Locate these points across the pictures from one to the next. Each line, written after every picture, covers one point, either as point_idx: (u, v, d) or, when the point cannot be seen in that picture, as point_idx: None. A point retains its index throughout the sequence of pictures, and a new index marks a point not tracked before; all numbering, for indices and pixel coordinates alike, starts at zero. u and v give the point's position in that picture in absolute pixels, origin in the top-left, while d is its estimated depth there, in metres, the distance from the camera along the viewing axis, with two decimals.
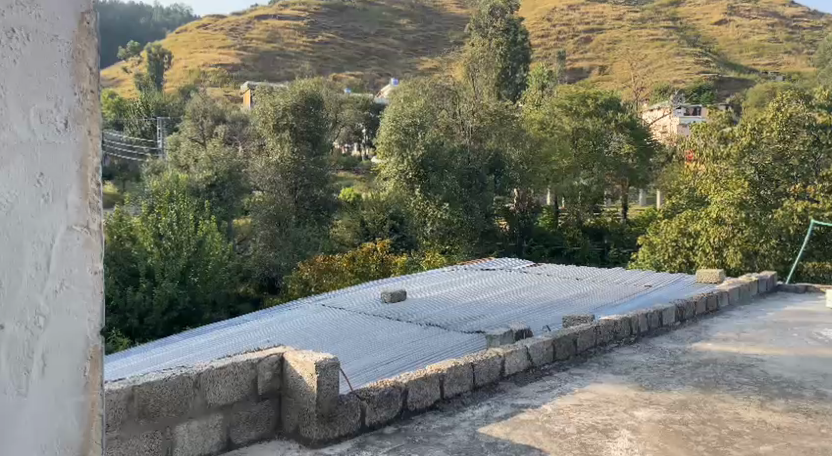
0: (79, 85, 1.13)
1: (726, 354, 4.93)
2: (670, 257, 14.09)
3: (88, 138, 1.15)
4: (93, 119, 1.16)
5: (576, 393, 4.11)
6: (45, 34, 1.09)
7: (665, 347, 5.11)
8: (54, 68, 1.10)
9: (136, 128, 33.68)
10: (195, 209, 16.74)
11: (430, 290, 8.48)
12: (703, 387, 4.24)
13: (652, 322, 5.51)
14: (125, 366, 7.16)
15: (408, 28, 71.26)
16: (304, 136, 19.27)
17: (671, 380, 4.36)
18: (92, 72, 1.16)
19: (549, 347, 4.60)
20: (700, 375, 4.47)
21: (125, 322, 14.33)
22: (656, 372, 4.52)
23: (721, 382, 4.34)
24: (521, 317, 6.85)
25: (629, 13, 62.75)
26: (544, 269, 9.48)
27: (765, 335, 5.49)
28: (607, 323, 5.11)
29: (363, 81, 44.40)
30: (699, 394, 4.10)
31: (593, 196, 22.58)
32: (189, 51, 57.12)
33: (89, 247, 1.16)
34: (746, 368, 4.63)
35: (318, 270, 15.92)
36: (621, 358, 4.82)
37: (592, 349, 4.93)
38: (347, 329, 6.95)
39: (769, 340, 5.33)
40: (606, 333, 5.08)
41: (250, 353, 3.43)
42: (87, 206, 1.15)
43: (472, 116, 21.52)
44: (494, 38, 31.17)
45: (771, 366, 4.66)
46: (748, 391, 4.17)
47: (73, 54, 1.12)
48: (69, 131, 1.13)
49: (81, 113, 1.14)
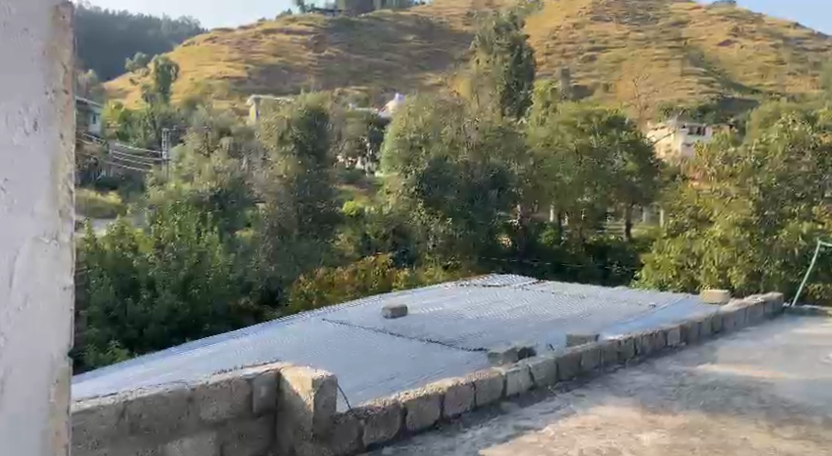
0: (52, 83, 0.98)
1: (732, 377, 4.86)
2: (674, 277, 13.88)
3: (61, 141, 1.00)
4: (66, 119, 1.00)
5: (580, 415, 4.04)
6: (11, 17, 0.94)
7: (670, 368, 5.05)
8: (27, 63, 0.95)
9: (142, 138, 33.88)
10: (198, 220, 16.76)
11: (432, 305, 8.43)
12: (709, 410, 4.17)
13: (657, 342, 5.45)
14: (121, 380, 7.09)
15: (414, 43, 71.51)
16: (310, 150, 19.39)
17: (676, 403, 4.29)
18: (67, 66, 1.00)
19: (551, 365, 4.55)
20: (706, 398, 4.39)
21: (125, 333, 14.22)
22: (661, 395, 4.45)
23: (727, 406, 4.26)
24: (524, 335, 6.79)
25: (633, 33, 63.10)
26: (546, 286, 9.40)
27: (771, 358, 5.42)
28: (612, 343, 5.05)
29: (368, 95, 44.61)
30: (706, 418, 4.03)
31: (597, 214, 22.56)
32: (196, 63, 57.56)
33: (57, 276, 1.01)
34: (754, 391, 4.56)
35: (320, 287, 16.13)
36: (625, 378, 4.77)
37: (596, 369, 4.87)
38: (347, 344, 6.90)
39: (776, 363, 5.25)
40: (611, 353, 5.02)
41: (246, 369, 3.38)
42: (59, 227, 1.01)
43: (477, 131, 21.22)
44: (500, 56, 31.44)
45: (777, 390, 4.59)
46: (756, 415, 4.10)
47: (44, 48, 0.97)
48: (41, 133, 0.97)
49: (53, 112, 0.98)
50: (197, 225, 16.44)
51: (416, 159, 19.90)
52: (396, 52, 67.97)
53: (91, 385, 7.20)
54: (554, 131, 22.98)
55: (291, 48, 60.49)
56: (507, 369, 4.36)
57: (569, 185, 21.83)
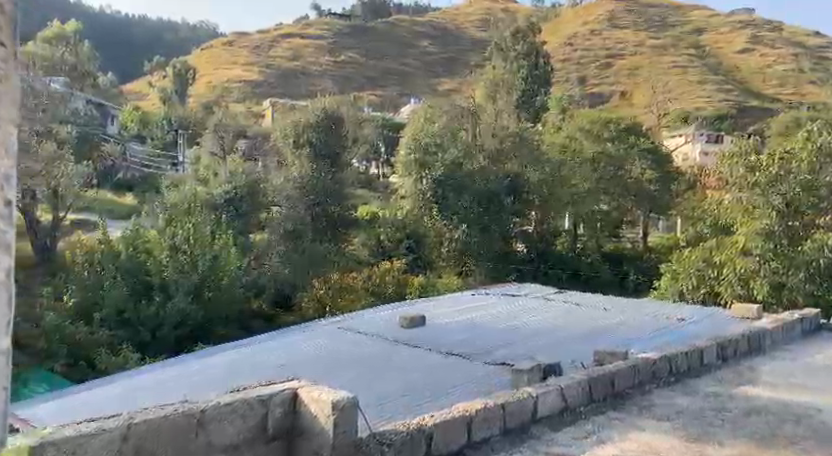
0: None
1: (777, 401, 4.67)
2: (693, 287, 13.79)
3: None
4: None
5: (617, 442, 3.87)
6: None
7: (709, 390, 4.85)
8: None
9: (159, 140, 34.01)
10: (212, 224, 16.76)
11: (451, 315, 8.26)
12: (756, 440, 3.98)
13: (693, 361, 5.26)
14: (132, 387, 6.97)
15: (429, 49, 71.48)
16: (323, 155, 19.66)
17: (721, 430, 4.10)
18: None
19: (583, 386, 4.36)
20: (753, 425, 4.20)
21: (137, 335, 14.13)
22: (704, 420, 4.26)
23: (776, 435, 4.07)
24: (547, 349, 6.59)
25: (650, 40, 62.86)
26: (567, 297, 9.20)
27: (814, 380, 5.21)
28: (646, 362, 4.88)
29: (383, 101, 44.67)
30: (755, 449, 3.84)
31: (612, 222, 22.36)
32: (213, 67, 57.87)
33: None
34: (803, 419, 4.36)
35: (333, 289, 15.93)
36: (662, 400, 4.58)
37: (629, 390, 4.69)
38: (363, 355, 6.74)
39: (820, 387, 5.04)
40: (645, 373, 4.84)
41: (261, 389, 3.25)
42: None
43: (494, 138, 21.24)
44: (516, 62, 31.41)
45: (827, 418, 4.38)
46: (809, 448, 3.90)
47: None
48: None
49: None
50: (210, 229, 16.39)
51: (431, 164, 19.84)
52: (411, 57, 68.00)
53: (100, 393, 7.07)
54: (570, 137, 22.74)
55: (307, 52, 60.74)
56: (537, 389, 4.18)
57: (585, 191, 21.42)
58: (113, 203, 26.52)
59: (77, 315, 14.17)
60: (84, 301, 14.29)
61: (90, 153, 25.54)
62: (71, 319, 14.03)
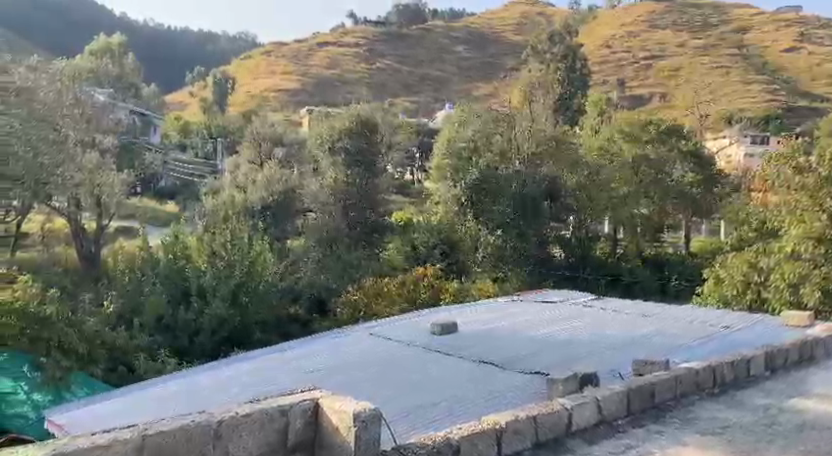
0: None
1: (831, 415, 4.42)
2: (739, 293, 13.45)
3: None
4: None
5: None
6: None
7: (757, 402, 4.63)
8: None
9: (200, 149, 34.54)
10: (249, 231, 16.88)
11: (486, 322, 8.10)
12: None
13: (738, 371, 5.04)
14: (167, 392, 6.96)
15: (465, 54, 71.38)
16: (356, 161, 19.42)
17: (771, 447, 3.89)
18: None
19: (621, 397, 4.19)
20: (807, 441, 3.97)
21: (176, 341, 14.22)
22: (752, 436, 4.05)
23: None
24: (585, 357, 6.40)
25: (692, 41, 61.83)
26: (606, 303, 8.98)
27: None
28: (688, 372, 4.69)
29: (419, 108, 44.71)
30: None
31: (653, 226, 22.04)
32: (252, 77, 58.66)
33: None
34: None
35: (367, 296, 15.86)
36: (707, 413, 4.37)
37: (670, 401, 4.50)
38: (397, 362, 6.63)
39: None
40: (687, 384, 4.65)
41: (282, 398, 3.19)
42: None
43: (530, 141, 20.74)
44: (553, 65, 31.17)
45: None
46: None
47: None
48: None
49: None
50: (247, 235, 16.55)
51: (466, 169, 19.62)
52: (448, 63, 67.99)
53: (134, 398, 7.07)
54: (608, 140, 22.44)
55: (344, 60, 61.19)
56: (572, 401, 4.02)
57: (624, 195, 21.27)
58: (155, 210, 26.96)
59: (117, 319, 14.32)
60: (124, 307, 14.48)
61: (133, 162, 26.01)
62: (111, 323, 14.14)
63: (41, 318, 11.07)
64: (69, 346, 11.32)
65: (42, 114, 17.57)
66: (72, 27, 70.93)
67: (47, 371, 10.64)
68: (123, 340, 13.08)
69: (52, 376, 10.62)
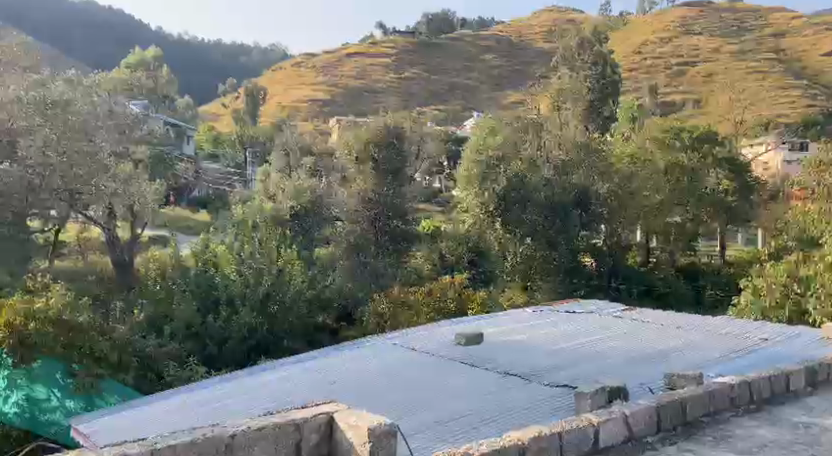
0: None
1: None
2: (779, 306, 12.88)
3: None
4: None
5: None
6: None
7: (797, 419, 4.41)
8: None
9: (232, 160, 34.85)
10: (278, 239, 16.90)
11: (513, 332, 7.94)
12: None
13: (775, 386, 4.83)
14: (191, 401, 6.93)
15: (494, 62, 71.22)
16: (385, 170, 19.07)
17: None
18: None
19: (652, 414, 4.01)
20: None
21: (205, 349, 14.19)
22: None
23: None
24: (613, 371, 6.21)
25: (726, 46, 60.89)
26: (636, 314, 8.75)
27: None
28: (723, 387, 4.48)
29: (449, 116, 44.65)
30: None
31: (688, 235, 21.69)
32: (283, 88, 59.21)
33: None
34: None
35: (395, 305, 15.69)
36: (742, 430, 4.18)
37: (704, 418, 4.29)
38: (421, 373, 6.51)
39: None
40: (722, 399, 4.44)
41: (297, 413, 3.38)
42: None
43: (559, 148, 20.60)
44: (583, 72, 30.87)
45: None
46: None
47: None
48: None
49: None
50: (275, 244, 16.58)
51: (494, 176, 19.24)
52: (477, 72, 67.86)
53: (158, 406, 7.05)
54: (641, 148, 22.10)
55: (373, 70, 61.46)
56: (601, 416, 3.87)
57: (660, 202, 20.96)
58: (188, 220, 27.23)
59: (148, 326, 14.10)
60: (154, 314, 14.30)
61: (167, 172, 26.31)
62: (143, 330, 13.89)
63: (75, 327, 11.34)
64: (101, 355, 11.57)
65: (78, 126, 17.44)
66: (109, 41, 72.25)
67: (78, 379, 10.75)
68: (153, 349, 13.01)
69: (83, 383, 10.69)
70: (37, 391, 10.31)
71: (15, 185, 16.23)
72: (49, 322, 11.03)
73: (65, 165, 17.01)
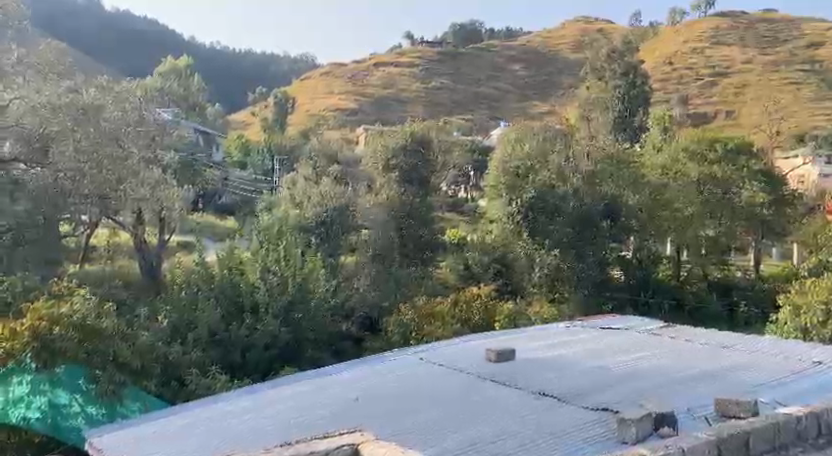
0: None
1: None
2: (821, 322, 12.44)
3: None
4: None
5: None
6: None
7: None
8: None
9: (259, 166, 35.13)
10: (303, 247, 16.86)
11: (544, 349, 7.69)
12: None
13: None
14: (206, 417, 6.70)
15: (521, 73, 70.97)
16: (410, 178, 20.16)
17: None
18: None
19: (711, 448, 4.28)
20: None
21: (228, 356, 13.87)
22: None
23: None
24: (657, 392, 5.97)
25: (759, 56, 60.15)
26: (675, 331, 8.49)
27: None
28: (788, 420, 4.69)
29: (475, 125, 44.63)
30: None
31: (721, 248, 20.92)
32: (310, 96, 59.68)
33: None
34: None
35: (419, 316, 15.45)
36: None
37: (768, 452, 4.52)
38: (450, 392, 6.28)
39: None
40: (786, 433, 4.65)
41: (328, 442, 4.18)
42: None
43: (589, 160, 20.16)
44: (612, 82, 30.68)
45: None
46: None
47: None
48: None
49: None
50: (300, 251, 16.52)
51: (522, 186, 19.17)
52: (504, 81, 67.61)
53: (172, 420, 6.80)
54: (674, 160, 21.62)
55: (401, 79, 61.71)
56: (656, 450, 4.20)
57: (690, 215, 20.28)
58: (215, 225, 27.42)
59: (171, 333, 13.59)
60: (178, 321, 13.76)
61: (195, 179, 26.50)
62: (166, 337, 13.40)
63: (97, 331, 11.06)
64: (124, 361, 11.24)
65: (110, 131, 17.51)
66: (142, 51, 72.74)
67: (101, 385, 10.54)
68: (176, 355, 12.68)
69: (107, 389, 10.56)
70: (58, 396, 10.16)
71: (46, 188, 16.45)
72: (72, 326, 10.82)
73: (94, 170, 16.95)
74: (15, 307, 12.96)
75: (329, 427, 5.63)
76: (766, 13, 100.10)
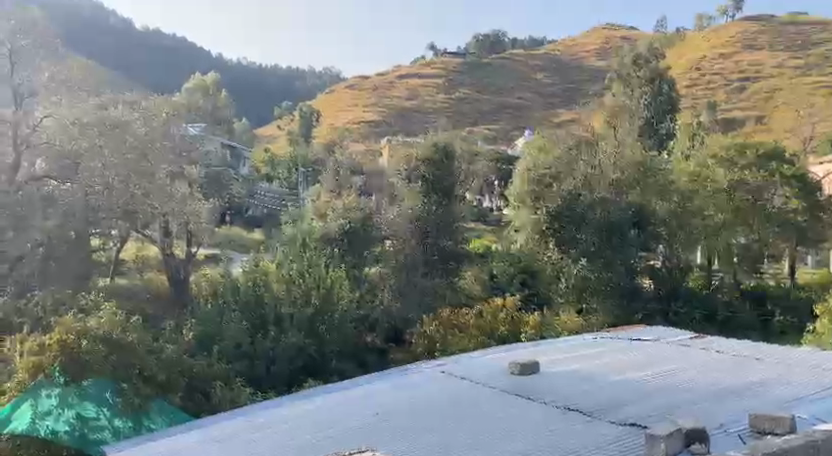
0: None
1: None
2: None
3: None
4: None
5: None
6: None
7: None
8: None
9: (285, 179, 35.29)
10: (327, 259, 16.84)
11: (570, 361, 7.49)
12: None
13: None
14: (225, 430, 6.60)
15: (546, 81, 70.66)
16: (435, 189, 19.05)
17: None
18: None
19: None
20: None
21: (254, 368, 13.80)
22: None
23: None
24: (688, 407, 5.74)
25: (789, 60, 59.15)
26: (706, 342, 8.25)
27: None
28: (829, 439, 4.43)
29: (499, 135, 44.42)
30: None
31: (752, 256, 21.12)
32: (335, 109, 59.99)
33: None
34: None
35: (443, 327, 15.21)
36: None
37: None
38: (474, 407, 6.11)
39: None
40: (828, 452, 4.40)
41: None
42: None
43: (617, 168, 19.56)
44: (639, 89, 30.35)
45: None
46: None
47: None
48: None
49: None
50: (324, 262, 16.42)
51: (547, 195, 19.00)
52: (528, 90, 67.34)
53: (192, 434, 6.72)
54: (703, 166, 21.23)
55: (425, 90, 61.79)
56: None
57: (721, 223, 20.29)
58: (241, 238, 27.53)
59: (197, 345, 13.84)
60: (203, 333, 13.98)
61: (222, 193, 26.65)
62: (191, 351, 13.52)
63: (123, 344, 10.96)
64: (150, 374, 11.19)
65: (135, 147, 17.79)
66: (171, 69, 73.86)
67: (126, 398, 10.48)
68: (201, 367, 12.59)
69: (132, 403, 10.47)
70: (86, 409, 10.09)
71: (76, 204, 16.72)
72: (98, 339, 10.73)
73: (121, 185, 17.49)
74: (44, 320, 12.93)
75: (348, 443, 5.48)
76: (795, 15, 98.52)
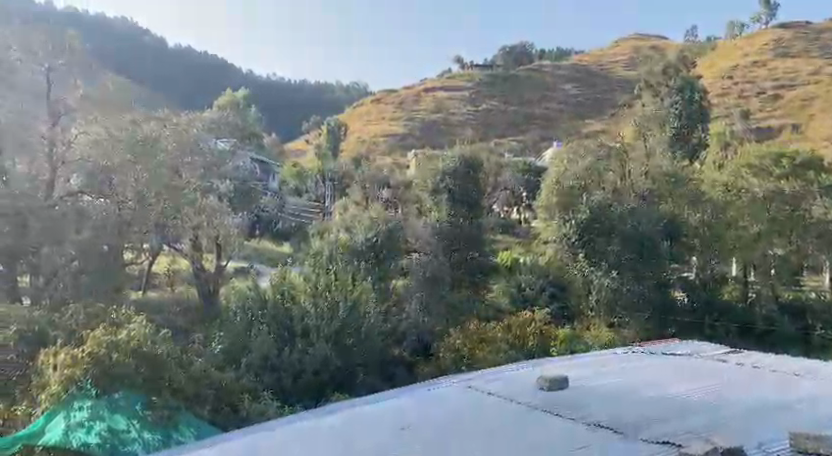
0: None
1: None
2: None
3: None
4: None
5: None
6: None
7: None
8: None
9: (313, 193, 35.43)
10: (356, 272, 16.85)
11: (601, 376, 7.32)
12: None
13: None
14: (250, 442, 6.56)
15: (574, 92, 70.19)
16: (462, 199, 19.78)
17: None
18: None
19: None
20: None
21: (282, 381, 13.76)
22: None
23: None
24: (724, 424, 5.55)
25: (825, 68, 57.94)
26: (743, 357, 8.02)
27: None
28: None
29: (527, 147, 44.11)
30: None
31: (789, 268, 19.83)
32: (362, 123, 60.21)
33: None
34: None
35: (470, 341, 15.00)
36: None
37: None
38: (501, 422, 5.99)
39: None
40: None
41: None
42: None
43: (646, 179, 20.05)
44: (669, 98, 29.96)
45: None
46: None
47: None
48: None
49: None
50: (352, 275, 16.41)
51: (577, 204, 19.04)
52: (556, 101, 66.98)
53: (216, 446, 6.68)
54: (738, 176, 20.85)
55: (452, 103, 61.79)
56: None
57: (755, 235, 19.55)
58: (270, 251, 27.59)
59: (226, 357, 13.96)
60: (232, 347, 14.08)
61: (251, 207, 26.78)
62: (220, 362, 13.63)
63: (154, 357, 11.12)
64: (179, 387, 11.25)
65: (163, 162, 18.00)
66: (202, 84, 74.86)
67: (155, 411, 10.52)
68: (228, 381, 12.56)
69: (161, 417, 10.43)
70: (116, 422, 9.98)
71: (110, 216, 17.01)
72: (130, 352, 10.90)
73: (148, 202, 17.67)
74: (76, 333, 13.02)
75: None
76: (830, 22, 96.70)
